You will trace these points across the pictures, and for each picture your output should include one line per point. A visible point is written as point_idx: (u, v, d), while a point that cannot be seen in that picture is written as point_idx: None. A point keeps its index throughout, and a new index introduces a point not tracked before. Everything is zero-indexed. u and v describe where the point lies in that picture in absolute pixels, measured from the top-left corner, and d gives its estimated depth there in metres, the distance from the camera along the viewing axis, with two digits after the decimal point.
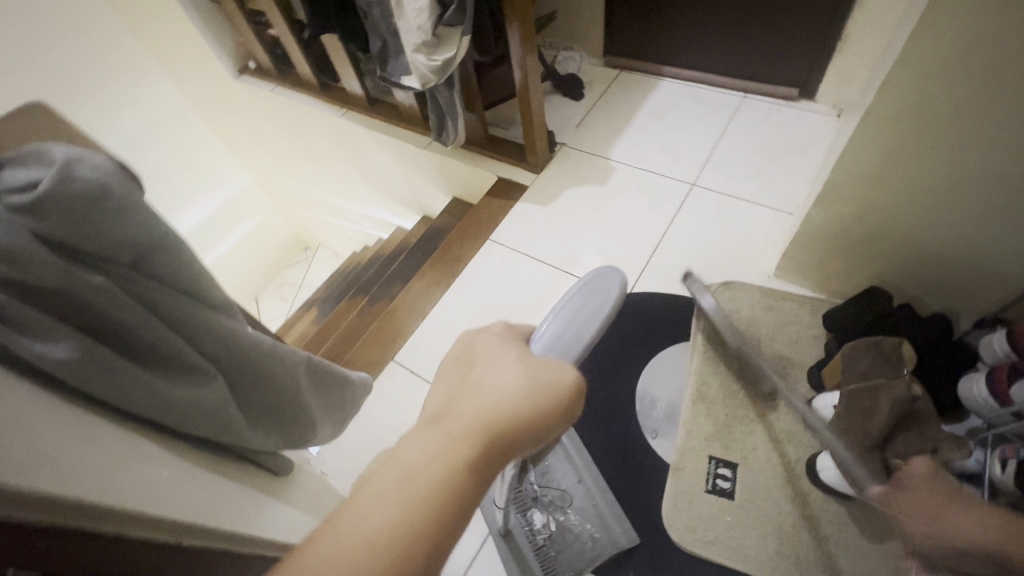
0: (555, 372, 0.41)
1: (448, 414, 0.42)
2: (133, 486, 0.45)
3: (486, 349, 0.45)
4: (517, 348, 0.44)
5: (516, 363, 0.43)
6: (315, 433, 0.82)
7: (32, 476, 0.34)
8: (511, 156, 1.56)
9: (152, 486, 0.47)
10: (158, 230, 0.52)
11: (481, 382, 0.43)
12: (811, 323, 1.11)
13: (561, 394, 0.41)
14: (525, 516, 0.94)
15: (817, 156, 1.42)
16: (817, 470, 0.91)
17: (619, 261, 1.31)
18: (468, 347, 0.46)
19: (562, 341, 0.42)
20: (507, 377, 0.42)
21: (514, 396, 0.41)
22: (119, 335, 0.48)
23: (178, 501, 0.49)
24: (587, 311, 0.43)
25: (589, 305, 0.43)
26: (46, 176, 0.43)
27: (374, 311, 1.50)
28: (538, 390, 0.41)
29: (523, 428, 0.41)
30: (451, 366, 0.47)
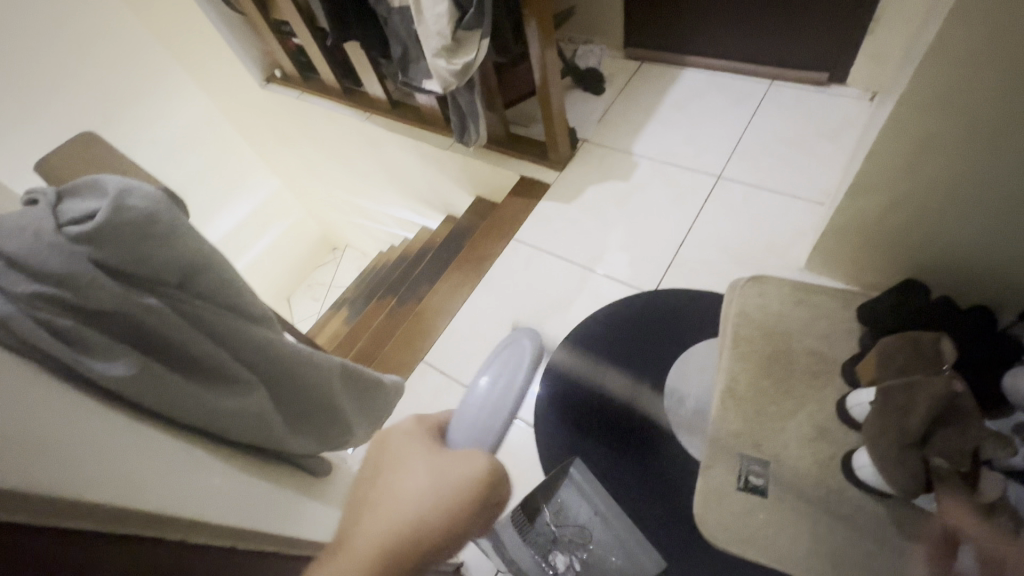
0: (467, 465, 0.45)
1: (358, 529, 0.43)
2: (191, 495, 0.48)
3: (395, 453, 0.48)
4: (424, 448, 0.48)
5: (422, 468, 0.46)
6: (351, 435, 0.85)
7: (99, 490, 0.37)
8: (533, 154, 1.56)
9: (205, 495, 0.50)
10: (202, 251, 0.55)
11: (388, 493, 0.45)
12: (845, 316, 1.08)
13: (469, 493, 0.44)
14: (548, 561, 0.91)
15: (850, 142, 1.37)
16: (852, 467, 0.89)
17: (644, 257, 1.30)
18: (378, 453, 0.49)
19: (480, 427, 0.52)
20: (415, 484, 0.45)
21: (421, 504, 0.43)
22: (168, 352, 0.52)
23: (228, 507, 0.52)
24: (505, 385, 0.56)
25: (506, 381, 0.56)
26: (101, 207, 0.46)
27: (402, 312, 1.53)
28: (444, 495, 0.44)
29: (434, 528, 0.43)
30: (363, 473, 0.49)
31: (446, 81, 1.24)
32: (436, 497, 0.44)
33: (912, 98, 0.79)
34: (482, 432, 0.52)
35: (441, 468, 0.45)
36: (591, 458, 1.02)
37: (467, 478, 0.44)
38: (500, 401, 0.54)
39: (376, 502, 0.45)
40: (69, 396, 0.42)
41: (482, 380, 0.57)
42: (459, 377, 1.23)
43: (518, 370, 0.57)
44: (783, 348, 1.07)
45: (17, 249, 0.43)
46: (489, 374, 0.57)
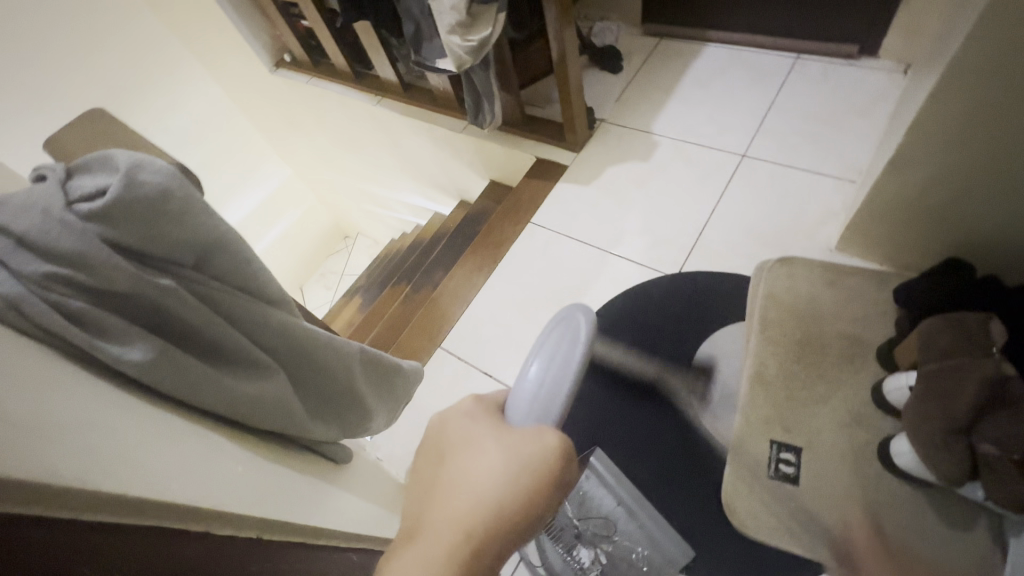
0: (536, 441, 0.46)
1: (437, 510, 0.45)
2: (214, 483, 0.46)
3: (459, 435, 0.50)
4: (492, 428, 0.49)
5: (492, 447, 0.47)
6: (371, 421, 0.83)
7: (119, 480, 0.35)
8: (549, 135, 1.52)
9: (228, 483, 0.48)
10: (218, 230, 0.52)
11: (461, 476, 0.47)
12: (880, 297, 1.04)
13: (542, 469, 0.45)
14: (572, 555, 0.89)
15: (882, 118, 1.31)
16: (891, 454, 0.85)
17: (666, 239, 1.26)
18: (445, 437, 0.51)
19: (533, 413, 0.49)
20: (486, 465, 0.46)
21: (496, 485, 0.45)
22: (185, 335, 0.50)
23: (251, 495, 0.51)
24: (557, 369, 0.51)
25: (559, 364, 0.51)
26: (113, 182, 0.44)
27: (418, 298, 1.51)
28: (519, 473, 0.45)
29: (512, 505, 0.44)
30: (434, 455, 0.51)
31: (461, 58, 1.20)
32: (509, 477, 0.45)
33: (965, 61, 0.73)
34: (538, 417, 0.49)
35: (511, 445, 0.47)
36: (615, 445, 1.00)
37: (538, 454, 0.46)
38: (554, 387, 0.50)
39: (449, 485, 0.46)
40: (85, 382, 0.40)
41: (534, 362, 0.52)
42: (477, 363, 1.21)
43: (572, 351, 0.51)
44: (814, 331, 1.03)
45: (27, 228, 0.40)
46: (540, 359, 0.52)
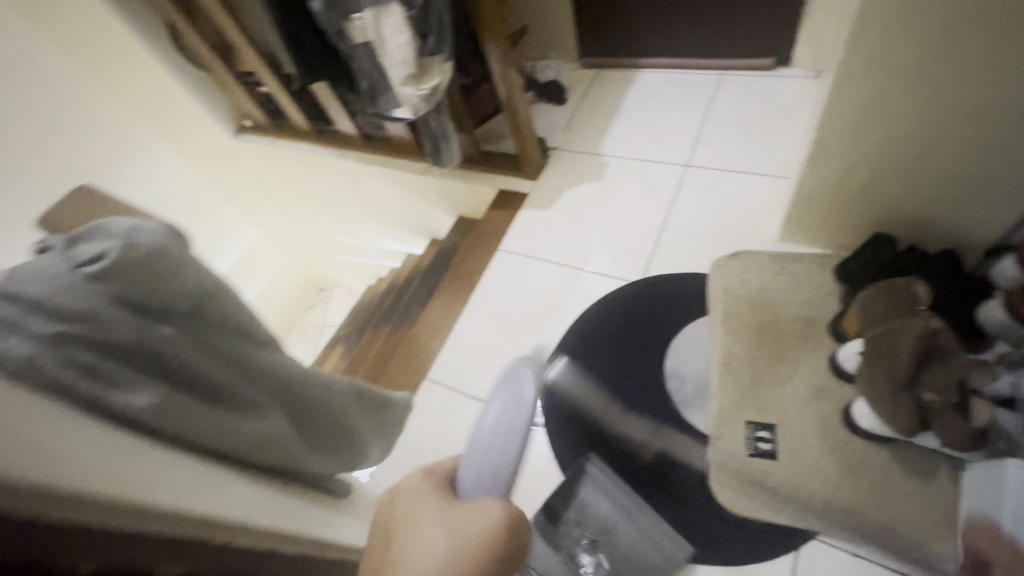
0: (484, 519, 0.49)
1: None
2: (217, 503, 0.49)
3: (405, 514, 0.53)
4: (440, 507, 0.52)
5: (439, 529, 0.49)
6: (367, 453, 0.86)
7: (120, 491, 0.39)
8: (506, 168, 1.62)
9: (231, 506, 0.51)
10: (211, 279, 0.57)
11: (405, 558, 0.48)
12: (824, 278, 1.13)
13: (488, 541, 0.47)
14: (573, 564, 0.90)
15: (804, 118, 1.45)
16: (854, 418, 0.92)
17: (626, 249, 1.35)
18: (391, 520, 0.53)
19: (487, 476, 0.54)
20: (431, 545, 0.48)
21: (441, 562, 0.46)
22: (187, 381, 0.54)
23: (253, 514, 0.53)
24: (503, 430, 0.55)
25: (504, 426, 0.55)
26: (113, 246, 0.49)
27: (399, 336, 1.55)
28: (464, 547, 0.47)
29: None
30: (378, 536, 0.53)
31: (414, 107, 1.29)
32: (453, 553, 0.46)
33: (852, 63, 0.85)
34: (489, 482, 0.54)
35: (458, 525, 0.49)
36: (602, 447, 1.05)
37: (485, 528, 0.48)
38: (500, 449, 0.54)
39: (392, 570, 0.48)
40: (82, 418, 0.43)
41: (484, 424, 0.57)
42: (464, 389, 1.25)
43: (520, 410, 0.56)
44: (771, 316, 1.11)
45: (39, 293, 0.45)
46: (493, 413, 0.57)
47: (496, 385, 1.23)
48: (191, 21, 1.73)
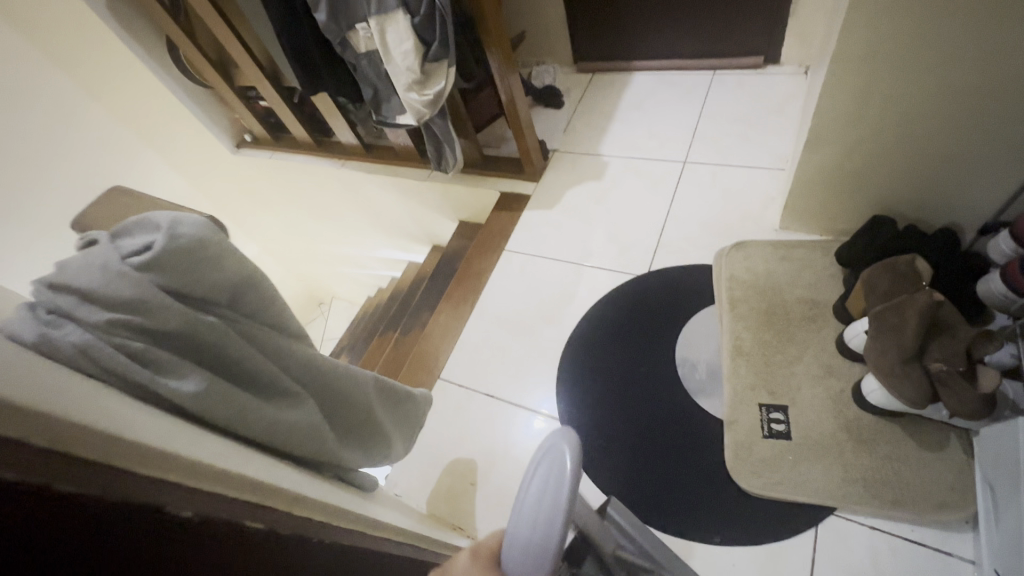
0: None
1: None
2: (287, 481, 0.48)
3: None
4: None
5: None
6: (391, 446, 0.87)
7: (214, 460, 0.36)
8: (508, 170, 1.65)
9: (298, 486, 0.50)
10: (248, 270, 0.59)
11: None
12: (826, 262, 1.16)
13: None
14: None
15: (796, 112, 1.50)
16: (864, 394, 0.94)
17: (632, 244, 1.38)
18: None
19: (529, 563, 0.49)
20: None
21: None
22: (228, 368, 0.55)
23: (322, 494, 0.52)
24: (546, 509, 0.50)
25: (546, 505, 0.50)
26: (158, 237, 0.50)
27: (409, 340, 1.56)
28: None
29: None
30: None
31: (419, 112, 1.32)
32: None
33: (844, 52, 0.88)
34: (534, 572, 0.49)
35: None
36: (619, 437, 1.06)
37: None
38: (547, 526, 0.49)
39: None
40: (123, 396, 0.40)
41: (525, 502, 0.52)
42: (478, 386, 1.26)
43: (559, 485, 0.51)
44: (777, 302, 1.14)
45: (92, 285, 0.47)
46: (532, 493, 0.52)
47: (510, 381, 1.25)
48: (191, 39, 1.75)
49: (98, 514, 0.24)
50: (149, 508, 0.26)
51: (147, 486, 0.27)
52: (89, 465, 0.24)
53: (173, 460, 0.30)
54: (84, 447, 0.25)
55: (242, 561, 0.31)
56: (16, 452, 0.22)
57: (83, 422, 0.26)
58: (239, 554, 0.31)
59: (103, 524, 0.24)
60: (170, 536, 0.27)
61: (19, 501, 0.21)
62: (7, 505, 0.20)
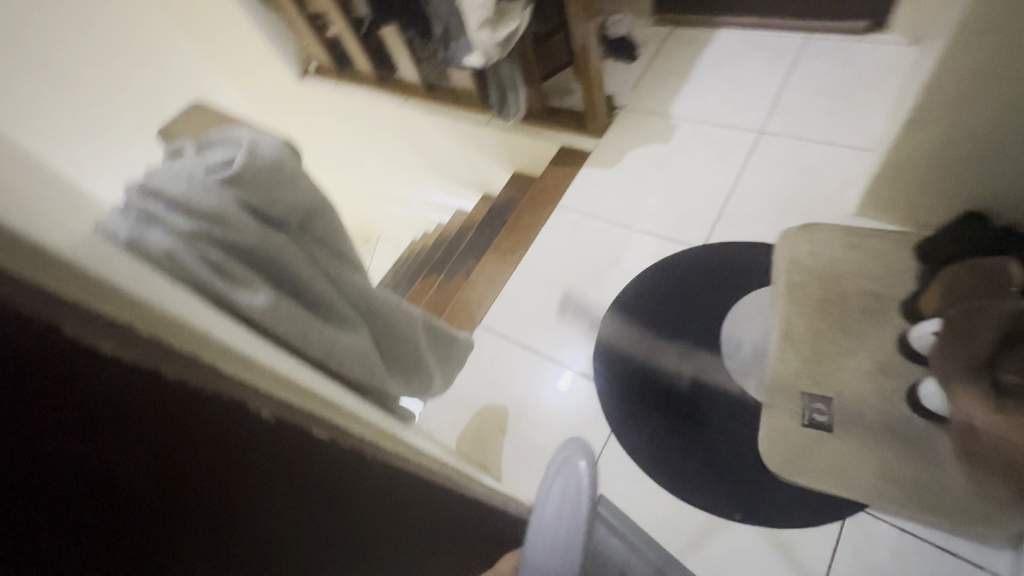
0: None
1: None
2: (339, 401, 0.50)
3: None
4: None
5: None
6: (431, 383, 0.90)
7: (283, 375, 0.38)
8: (571, 125, 1.59)
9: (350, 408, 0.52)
10: (318, 195, 0.60)
11: None
12: (900, 256, 1.09)
13: None
14: None
15: (895, 88, 1.36)
16: (919, 398, 0.91)
17: (690, 214, 1.33)
18: None
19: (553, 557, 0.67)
20: None
21: None
22: (294, 288, 0.58)
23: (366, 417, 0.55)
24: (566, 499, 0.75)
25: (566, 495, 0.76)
26: (241, 153, 0.52)
27: (452, 286, 1.58)
28: None
29: None
30: None
31: (488, 52, 1.28)
32: None
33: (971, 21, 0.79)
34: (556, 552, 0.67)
35: None
36: (653, 405, 1.07)
37: None
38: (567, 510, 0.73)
39: None
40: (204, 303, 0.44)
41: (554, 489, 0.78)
42: (516, 338, 1.28)
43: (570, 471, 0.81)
44: (839, 291, 1.08)
45: (177, 193, 0.49)
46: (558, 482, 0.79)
47: (549, 336, 1.26)
48: None
49: (188, 404, 0.26)
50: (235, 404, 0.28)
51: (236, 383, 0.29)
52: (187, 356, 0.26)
53: (249, 360, 0.33)
54: (182, 340, 0.27)
55: (301, 465, 0.34)
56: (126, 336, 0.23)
57: (175, 316, 0.28)
58: (301, 457, 0.34)
59: (189, 414, 0.26)
60: (248, 432, 0.30)
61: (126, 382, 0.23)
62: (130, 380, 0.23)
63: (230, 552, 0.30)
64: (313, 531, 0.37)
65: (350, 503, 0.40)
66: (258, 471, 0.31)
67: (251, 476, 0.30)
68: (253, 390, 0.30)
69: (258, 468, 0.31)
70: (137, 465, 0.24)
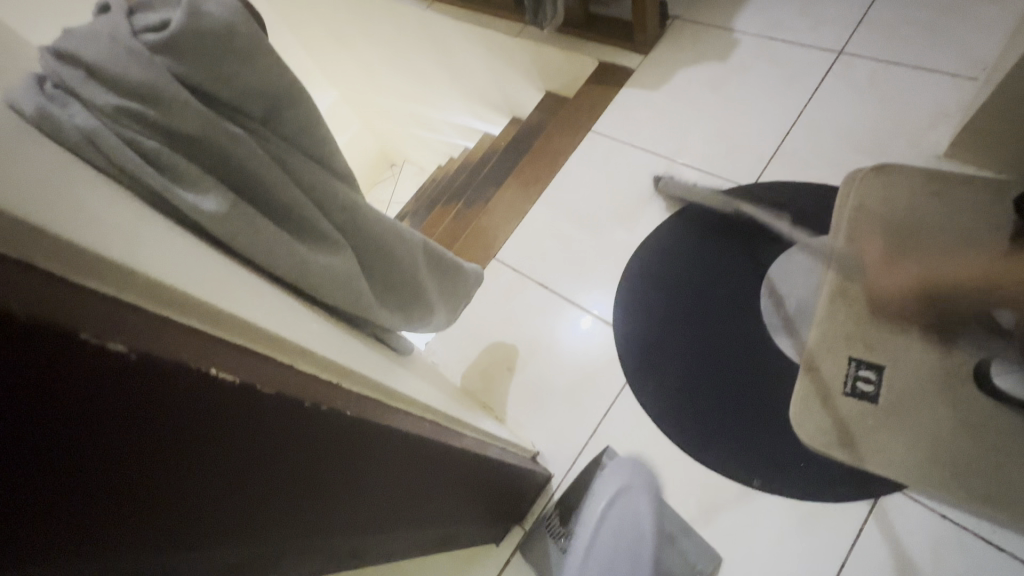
0: None
1: None
2: (298, 330, 0.42)
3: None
4: None
5: None
6: (432, 316, 0.82)
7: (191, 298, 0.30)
8: (614, 38, 1.39)
9: (315, 338, 0.44)
10: (286, 80, 0.49)
11: None
12: (994, 209, 0.92)
13: None
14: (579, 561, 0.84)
15: (1018, 2, 1.12)
16: (992, 376, 0.79)
17: (743, 147, 1.16)
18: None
19: None
20: None
21: None
22: (260, 194, 0.48)
23: (338, 352, 0.46)
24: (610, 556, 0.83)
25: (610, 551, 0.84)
26: (176, 13, 0.41)
27: (470, 214, 1.47)
28: None
29: None
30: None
31: None
32: None
33: None
34: None
35: None
36: (676, 358, 0.97)
37: None
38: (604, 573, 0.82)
39: None
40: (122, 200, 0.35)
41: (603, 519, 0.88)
42: (534, 275, 1.17)
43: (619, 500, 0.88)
44: (911, 246, 0.93)
45: (97, 61, 0.39)
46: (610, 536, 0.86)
47: (569, 275, 1.15)
48: None
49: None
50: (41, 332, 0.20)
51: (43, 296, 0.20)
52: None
53: (101, 262, 0.25)
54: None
55: (204, 415, 0.26)
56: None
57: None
58: (201, 408, 0.26)
59: None
60: (82, 381, 0.21)
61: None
62: None
63: (103, 534, 0.23)
64: (241, 492, 0.30)
65: (292, 459, 0.33)
66: (128, 429, 0.23)
67: (113, 436, 0.22)
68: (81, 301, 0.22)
69: (125, 424, 0.23)
70: None
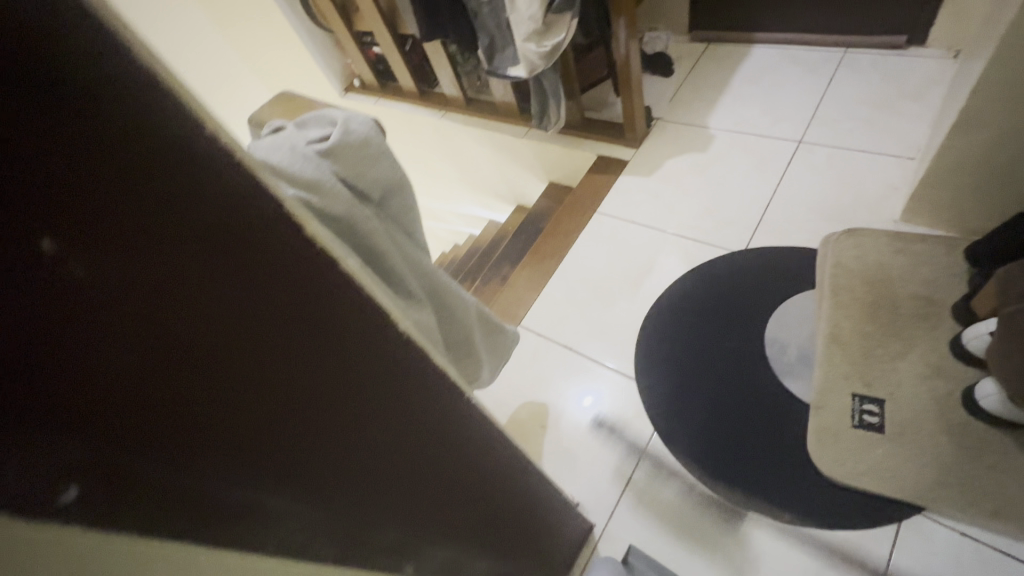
0: None
1: None
2: None
3: None
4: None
5: None
6: (481, 371, 0.92)
7: None
8: (608, 135, 1.63)
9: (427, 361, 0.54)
10: (396, 175, 0.64)
11: None
12: (949, 261, 1.08)
13: None
14: None
15: (938, 99, 1.37)
16: (976, 399, 0.90)
17: (730, 220, 1.34)
18: None
19: None
20: None
21: None
22: (373, 260, 0.61)
23: None
24: None
25: None
26: (335, 130, 0.57)
27: (489, 291, 1.61)
28: None
29: None
30: None
31: (533, 63, 1.34)
32: None
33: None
34: None
35: None
36: (698, 406, 1.07)
37: None
38: None
39: None
40: None
41: None
42: (558, 339, 1.29)
43: None
44: (887, 295, 1.08)
45: (280, 163, 0.52)
46: None
47: (589, 338, 1.27)
48: None
49: (215, 282, 0.23)
50: (286, 279, 0.26)
51: (284, 247, 0.26)
52: (207, 206, 0.22)
53: None
54: None
55: (375, 366, 0.34)
56: (161, 164, 0.20)
57: None
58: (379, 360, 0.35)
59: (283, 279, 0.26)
60: (328, 320, 0.30)
61: (186, 229, 0.22)
62: (253, 235, 0.24)
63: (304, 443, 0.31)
64: (386, 439, 0.38)
65: (418, 408, 0.40)
66: (339, 364, 0.31)
67: (319, 371, 0.30)
68: (307, 254, 0.27)
69: (335, 361, 0.31)
70: (238, 322, 0.25)
